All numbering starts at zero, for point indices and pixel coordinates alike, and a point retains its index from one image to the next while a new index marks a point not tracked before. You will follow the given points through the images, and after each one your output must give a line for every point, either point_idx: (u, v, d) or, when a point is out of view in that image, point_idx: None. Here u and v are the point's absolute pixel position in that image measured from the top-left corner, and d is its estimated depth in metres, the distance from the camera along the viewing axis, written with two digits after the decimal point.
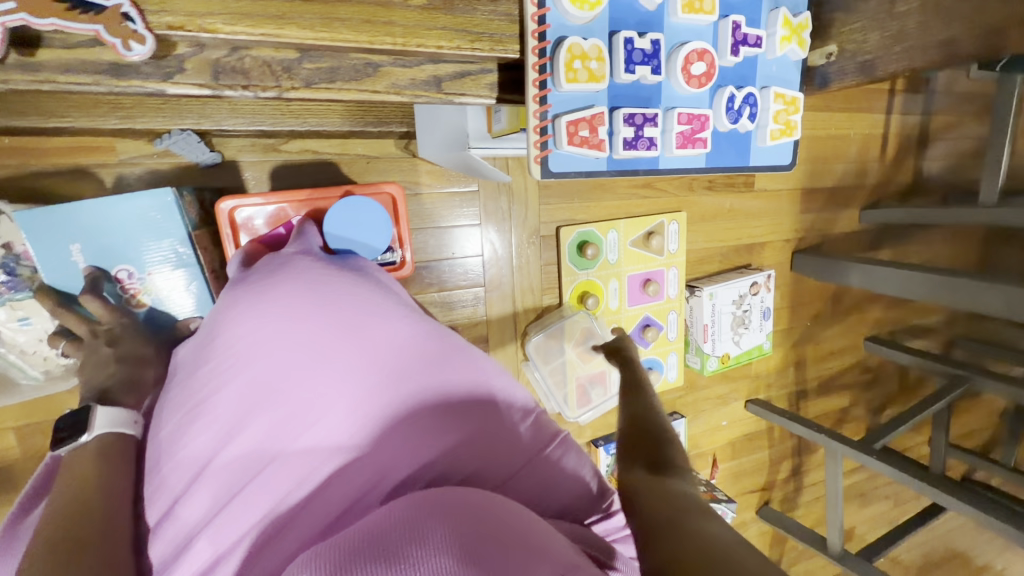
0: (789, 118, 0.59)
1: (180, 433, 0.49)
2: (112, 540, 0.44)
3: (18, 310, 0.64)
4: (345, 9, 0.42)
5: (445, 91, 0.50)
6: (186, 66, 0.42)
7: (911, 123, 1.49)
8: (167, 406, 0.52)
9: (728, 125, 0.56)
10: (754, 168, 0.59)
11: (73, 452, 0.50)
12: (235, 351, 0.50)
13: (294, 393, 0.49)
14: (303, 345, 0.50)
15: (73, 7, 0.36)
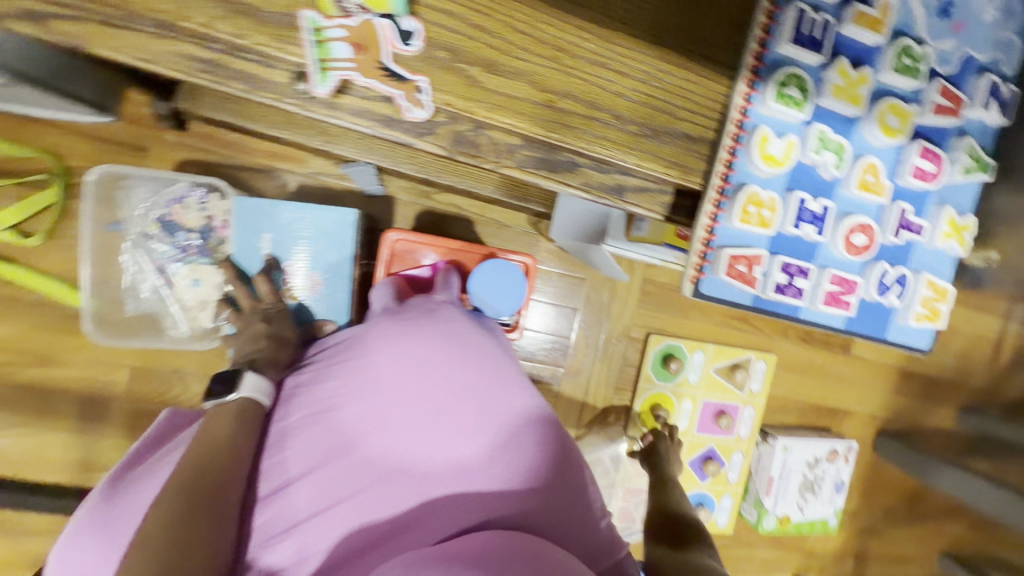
0: (935, 306, 0.60)
1: (306, 426, 0.54)
2: (223, 504, 0.48)
3: (195, 272, 0.75)
4: (572, 119, 0.50)
5: (623, 199, 0.57)
6: (437, 131, 0.50)
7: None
8: (299, 397, 0.58)
9: (875, 297, 0.58)
10: (890, 343, 0.60)
11: (218, 405, 0.57)
12: (371, 368, 0.55)
13: (409, 426, 0.52)
14: (430, 384, 0.54)
15: (386, 73, 0.46)
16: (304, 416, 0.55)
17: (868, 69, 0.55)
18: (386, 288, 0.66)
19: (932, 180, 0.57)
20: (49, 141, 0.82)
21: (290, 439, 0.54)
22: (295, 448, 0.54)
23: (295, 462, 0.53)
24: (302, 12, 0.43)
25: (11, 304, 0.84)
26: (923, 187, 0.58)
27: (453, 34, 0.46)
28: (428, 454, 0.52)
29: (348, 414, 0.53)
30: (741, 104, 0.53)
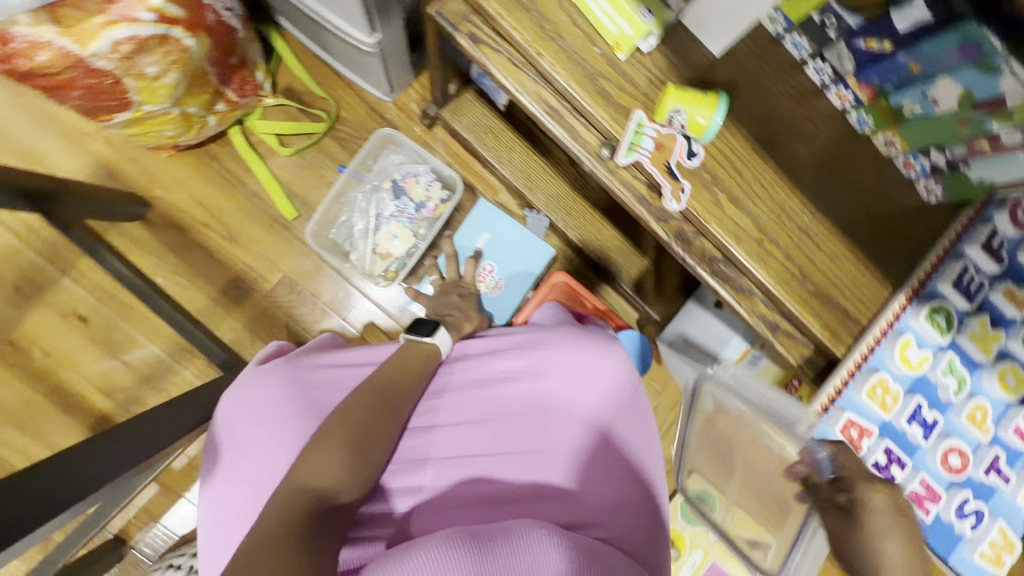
0: (1002, 553, 0.66)
1: (465, 387, 0.67)
2: (395, 412, 0.60)
3: (397, 230, 0.98)
4: (769, 260, 0.65)
5: (774, 335, 0.69)
6: (669, 221, 0.65)
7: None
8: (465, 362, 0.70)
9: (952, 517, 0.66)
10: (953, 565, 0.66)
11: (413, 341, 0.68)
12: (532, 363, 0.66)
13: (545, 422, 0.63)
14: (572, 396, 0.64)
15: (666, 169, 0.62)
16: (468, 380, 0.68)
17: (1002, 332, 0.67)
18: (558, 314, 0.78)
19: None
20: (338, 93, 1.05)
21: (451, 393, 0.67)
22: (452, 400, 0.66)
23: (449, 411, 0.66)
24: (635, 111, 0.61)
25: (237, 186, 1.03)
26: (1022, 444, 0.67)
27: (718, 168, 0.63)
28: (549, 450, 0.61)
29: (502, 393, 0.65)
30: (893, 313, 0.66)
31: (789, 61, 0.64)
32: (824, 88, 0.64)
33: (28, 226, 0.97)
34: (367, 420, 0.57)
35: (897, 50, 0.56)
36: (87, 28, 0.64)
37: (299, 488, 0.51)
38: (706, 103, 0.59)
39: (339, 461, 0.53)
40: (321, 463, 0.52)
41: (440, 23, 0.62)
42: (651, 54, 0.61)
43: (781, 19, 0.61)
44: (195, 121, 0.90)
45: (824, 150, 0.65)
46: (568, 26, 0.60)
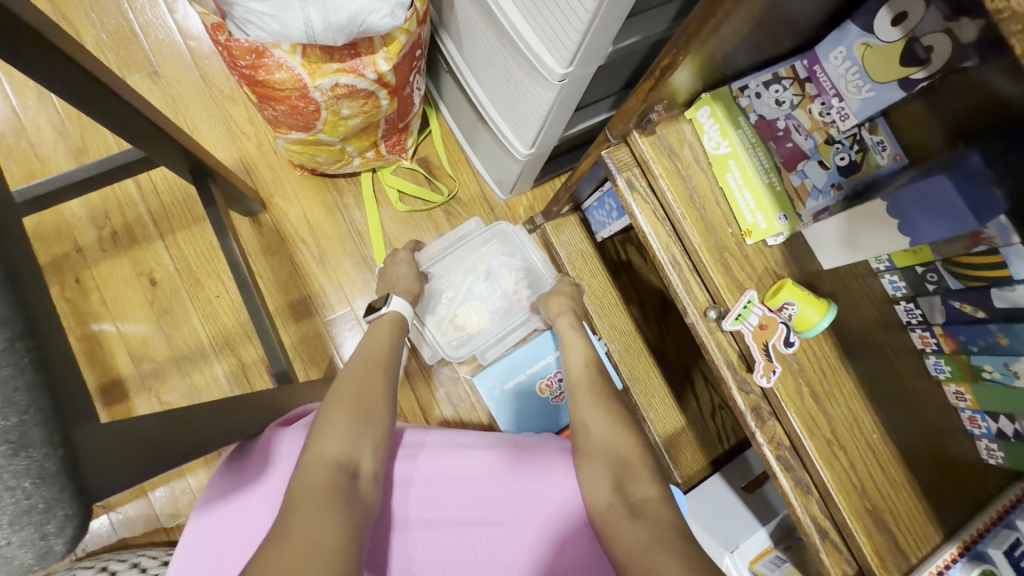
0: None
1: (442, 472, 0.76)
2: (367, 402, 0.68)
3: (481, 314, 1.05)
4: (835, 463, 0.67)
5: (822, 541, 0.68)
6: (750, 393, 0.69)
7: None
8: (431, 449, 0.78)
9: None
10: None
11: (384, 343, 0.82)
12: (494, 470, 0.74)
13: (514, 518, 0.69)
14: (527, 489, 0.71)
15: (764, 348, 0.67)
16: (436, 472, 0.76)
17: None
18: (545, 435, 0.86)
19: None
20: (463, 177, 1.17)
21: (423, 477, 0.75)
22: (428, 491, 0.74)
23: (428, 502, 0.73)
24: (749, 290, 0.68)
25: (345, 219, 1.11)
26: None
27: (803, 360, 0.69)
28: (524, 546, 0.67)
29: (476, 495, 0.73)
30: (941, 563, 0.64)
31: (883, 294, 0.72)
32: (909, 326, 0.71)
33: (152, 186, 1.04)
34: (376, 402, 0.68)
35: (988, 319, 0.61)
36: (323, 68, 0.78)
37: (316, 457, 0.58)
38: (818, 306, 0.66)
39: (354, 442, 0.62)
40: (341, 442, 0.61)
41: (609, 167, 0.74)
42: (773, 248, 0.71)
43: (885, 259, 0.69)
44: (345, 157, 1.01)
45: (898, 379, 0.71)
46: (712, 203, 0.71)
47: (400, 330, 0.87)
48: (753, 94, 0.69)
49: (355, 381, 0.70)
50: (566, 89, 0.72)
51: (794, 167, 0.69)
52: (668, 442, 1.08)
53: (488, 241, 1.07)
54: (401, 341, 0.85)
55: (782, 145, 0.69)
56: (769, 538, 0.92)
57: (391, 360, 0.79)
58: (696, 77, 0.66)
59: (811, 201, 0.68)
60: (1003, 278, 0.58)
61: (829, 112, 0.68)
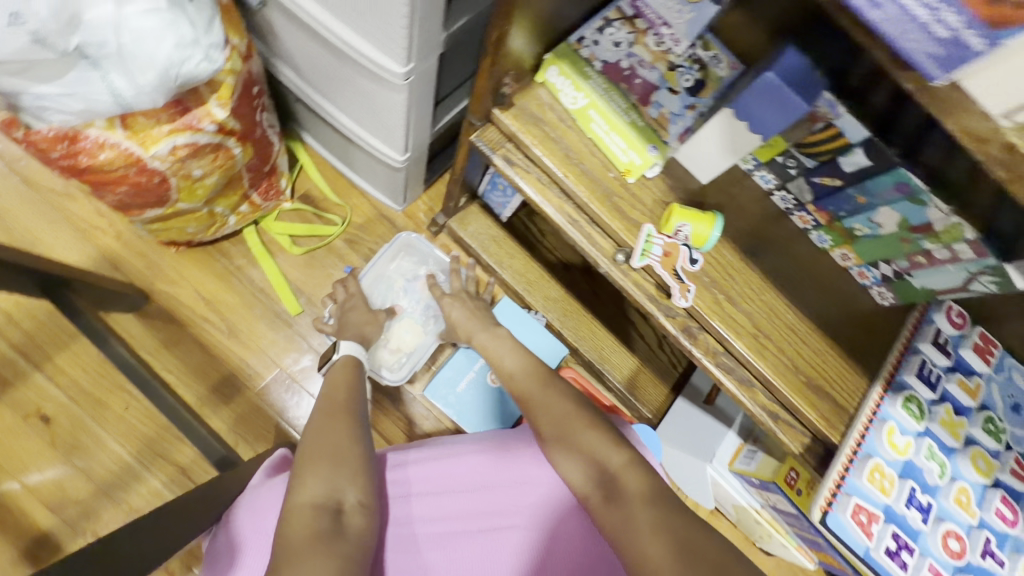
0: None
1: (428, 490, 0.74)
2: (339, 435, 0.65)
3: (410, 326, 1.03)
4: (768, 348, 0.73)
5: (776, 424, 0.75)
6: (675, 317, 0.74)
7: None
8: (415, 471, 0.75)
9: None
10: None
11: (341, 381, 0.77)
12: (500, 501, 0.71)
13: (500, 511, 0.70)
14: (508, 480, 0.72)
15: (674, 273, 0.72)
16: (438, 526, 0.71)
17: (965, 420, 0.76)
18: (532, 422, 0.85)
19: (1012, 525, 0.72)
20: (352, 201, 1.13)
21: (423, 514, 0.72)
22: (427, 517, 0.72)
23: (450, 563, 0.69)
24: (645, 225, 0.72)
25: (243, 282, 1.04)
26: (1003, 527, 0.72)
27: (714, 272, 0.74)
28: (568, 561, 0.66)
29: (494, 535, 0.69)
30: (874, 404, 0.73)
31: (760, 191, 0.79)
32: (788, 212, 0.78)
33: (6, 318, 0.91)
34: (343, 438, 0.64)
35: (845, 185, 0.68)
36: (153, 134, 0.72)
37: (303, 505, 0.56)
38: (706, 220, 0.70)
39: (333, 479, 0.59)
40: (318, 483, 0.58)
41: (481, 149, 0.75)
42: (655, 179, 0.74)
43: (750, 159, 0.75)
44: (218, 219, 0.94)
45: (796, 262, 0.78)
46: (588, 155, 0.73)
47: (356, 369, 0.83)
48: (591, 42, 0.71)
49: (320, 420, 0.67)
50: (415, 86, 0.71)
51: (649, 101, 0.72)
52: (629, 385, 1.13)
53: (396, 257, 1.05)
54: (360, 379, 0.80)
55: (632, 83, 0.72)
56: (739, 436, 0.98)
57: (354, 399, 0.74)
58: (534, 41, 0.67)
59: (673, 126, 0.72)
60: (844, 145, 0.64)
61: (663, 40, 0.74)
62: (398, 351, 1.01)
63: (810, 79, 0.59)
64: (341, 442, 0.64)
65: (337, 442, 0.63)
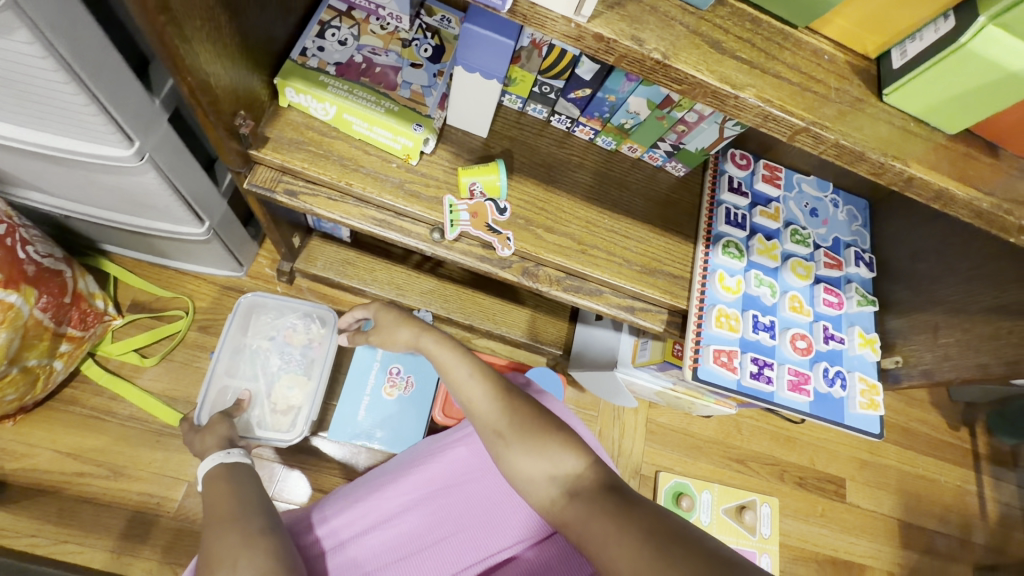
0: (873, 397, 0.82)
1: (364, 525, 0.65)
2: (213, 531, 0.55)
3: (291, 381, 0.97)
4: (598, 254, 0.80)
5: (636, 314, 0.82)
6: (511, 265, 0.79)
7: (1013, 507, 1.54)
8: (349, 511, 0.66)
9: (825, 387, 0.81)
10: (847, 424, 0.81)
11: (215, 475, 0.65)
12: (447, 505, 0.66)
13: (449, 514, 0.66)
14: (452, 480, 0.68)
15: (489, 228, 0.76)
16: (394, 553, 0.63)
17: (777, 241, 0.86)
18: None
19: (839, 306, 0.85)
20: (190, 288, 1.08)
21: (365, 548, 0.63)
22: (369, 550, 0.63)
23: None
24: (444, 197, 0.75)
25: (108, 417, 0.97)
26: (833, 311, 0.85)
27: (525, 211, 0.78)
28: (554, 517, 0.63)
29: (456, 532, 0.64)
30: (703, 260, 0.82)
31: (539, 121, 0.84)
32: (571, 129, 0.84)
33: None
34: (220, 535, 0.54)
35: (595, 91, 0.75)
36: None
37: None
38: (490, 169, 0.74)
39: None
40: None
41: (257, 191, 0.73)
42: (436, 152, 0.77)
43: (516, 98, 0.81)
44: (40, 370, 0.87)
45: (594, 169, 0.84)
46: (364, 157, 0.74)
47: (232, 466, 0.67)
48: (315, 51, 0.72)
49: (205, 520, 0.58)
50: (157, 158, 0.67)
51: (396, 84, 0.74)
52: (532, 334, 1.19)
53: (251, 320, 1.00)
54: (240, 469, 0.67)
55: (373, 73, 0.74)
56: (631, 336, 1.05)
57: (237, 486, 0.63)
58: (251, 71, 0.66)
59: (428, 99, 0.74)
60: (572, 58, 0.70)
61: (386, 21, 0.76)
62: (288, 411, 0.96)
63: (508, 28, 0.62)
64: (215, 538, 0.54)
65: (212, 540, 0.54)
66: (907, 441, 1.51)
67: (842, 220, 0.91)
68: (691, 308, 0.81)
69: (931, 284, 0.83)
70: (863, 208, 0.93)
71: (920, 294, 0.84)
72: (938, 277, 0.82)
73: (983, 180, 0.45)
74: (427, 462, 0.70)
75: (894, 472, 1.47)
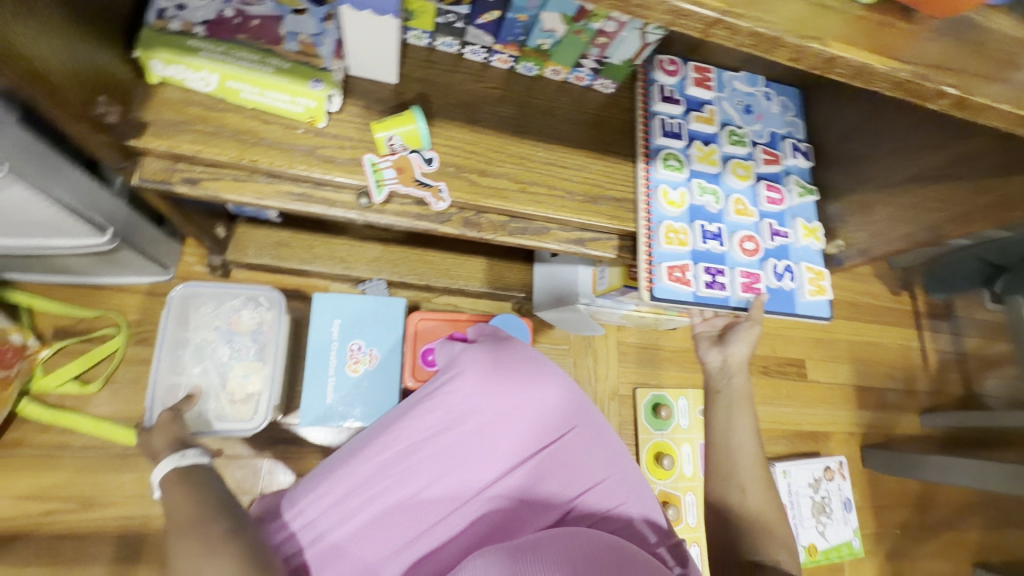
0: (820, 283, 0.85)
1: (331, 500, 0.64)
2: (182, 541, 0.54)
3: (245, 368, 0.92)
4: (539, 190, 0.76)
5: (586, 246, 0.81)
6: (450, 218, 0.75)
7: (950, 353, 1.70)
8: (317, 490, 0.65)
9: (775, 282, 0.83)
10: (800, 313, 0.84)
11: (173, 480, 0.62)
12: (417, 462, 0.65)
13: (420, 471, 0.65)
14: (418, 436, 0.67)
15: (418, 182, 0.71)
16: (370, 517, 0.62)
17: (715, 145, 0.84)
18: (446, 359, 0.78)
19: (782, 201, 0.85)
20: (116, 302, 0.99)
21: (337, 521, 0.62)
22: (341, 521, 0.62)
23: (391, 549, 0.62)
24: (364, 156, 0.69)
25: (64, 453, 0.92)
26: (776, 207, 0.85)
27: (454, 158, 0.73)
28: (536, 465, 0.67)
29: (430, 487, 0.64)
30: (645, 176, 0.80)
31: (452, 56, 0.77)
32: (487, 60, 0.78)
33: None
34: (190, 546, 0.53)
35: (504, 13, 0.69)
36: None
37: None
38: (405, 119, 0.68)
39: None
40: None
41: (149, 186, 0.66)
42: (343, 109, 0.70)
43: (421, 35, 0.74)
44: None
45: (519, 99, 0.79)
46: (264, 127, 0.67)
47: (190, 467, 0.64)
48: (174, 10, 0.63)
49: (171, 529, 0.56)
50: (20, 168, 0.59)
51: (280, 37, 0.66)
52: (491, 282, 1.17)
53: (190, 312, 0.94)
54: (200, 469, 0.64)
55: (250, 28, 0.65)
56: (588, 265, 1.05)
57: (200, 488, 0.60)
58: (100, 47, 0.56)
59: (322, 49, 0.66)
60: None
61: None
62: (247, 399, 0.91)
63: None
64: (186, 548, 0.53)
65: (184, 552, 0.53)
66: (856, 314, 1.62)
67: (776, 111, 0.90)
68: (638, 227, 0.79)
69: (861, 162, 0.84)
70: (795, 96, 0.92)
71: (853, 175, 0.85)
72: (866, 154, 0.83)
73: (899, 48, 0.44)
74: (394, 428, 0.68)
75: (847, 344, 1.59)
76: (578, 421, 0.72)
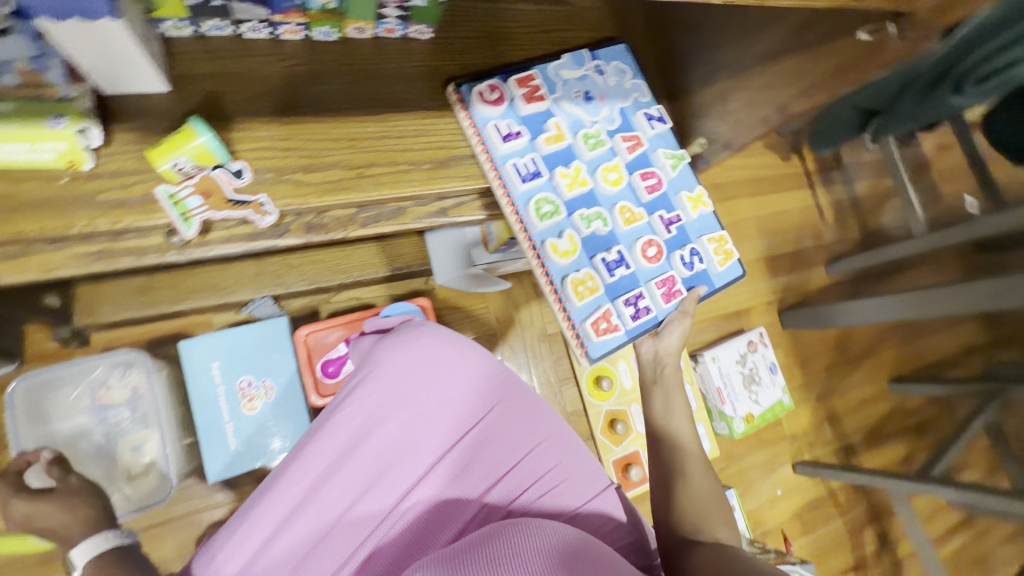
0: (726, 248, 0.86)
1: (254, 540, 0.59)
2: None
3: (134, 441, 0.85)
4: (380, 171, 0.70)
5: (451, 215, 0.77)
6: (289, 229, 0.68)
7: (844, 202, 1.81)
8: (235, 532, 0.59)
9: (688, 272, 0.83)
10: (721, 288, 0.85)
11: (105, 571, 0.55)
12: (343, 478, 0.63)
13: (348, 486, 0.63)
14: (340, 450, 0.64)
15: (232, 202, 0.63)
16: (303, 546, 0.60)
17: (578, 161, 0.79)
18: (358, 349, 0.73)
19: (660, 185, 0.83)
20: None
21: (266, 560, 0.58)
22: (270, 558, 0.58)
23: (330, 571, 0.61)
24: (157, 189, 0.60)
25: None
26: (658, 194, 0.83)
27: (271, 161, 0.65)
28: (465, 453, 0.68)
29: (361, 499, 0.63)
30: (470, 125, 0.73)
31: (231, 39, 0.65)
32: (276, 35, 0.66)
33: None
34: None
35: None
36: None
37: None
38: (185, 136, 0.58)
39: None
40: None
41: None
42: (115, 141, 0.59)
43: (180, 24, 0.61)
44: None
45: (329, 71, 0.68)
46: (19, 187, 0.56)
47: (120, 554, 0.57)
48: None
49: None
50: None
51: None
52: (387, 264, 1.11)
53: (45, 401, 0.84)
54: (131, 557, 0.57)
55: None
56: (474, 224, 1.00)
57: None
58: None
59: (49, 74, 0.52)
60: None
61: None
62: (149, 469, 0.86)
63: None
64: None
65: None
66: (754, 190, 1.68)
67: (614, 83, 0.81)
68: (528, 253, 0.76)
69: None
70: (625, 54, 0.82)
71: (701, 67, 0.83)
72: None
73: None
74: (312, 444, 0.64)
75: (751, 221, 1.66)
76: (500, 398, 0.72)
